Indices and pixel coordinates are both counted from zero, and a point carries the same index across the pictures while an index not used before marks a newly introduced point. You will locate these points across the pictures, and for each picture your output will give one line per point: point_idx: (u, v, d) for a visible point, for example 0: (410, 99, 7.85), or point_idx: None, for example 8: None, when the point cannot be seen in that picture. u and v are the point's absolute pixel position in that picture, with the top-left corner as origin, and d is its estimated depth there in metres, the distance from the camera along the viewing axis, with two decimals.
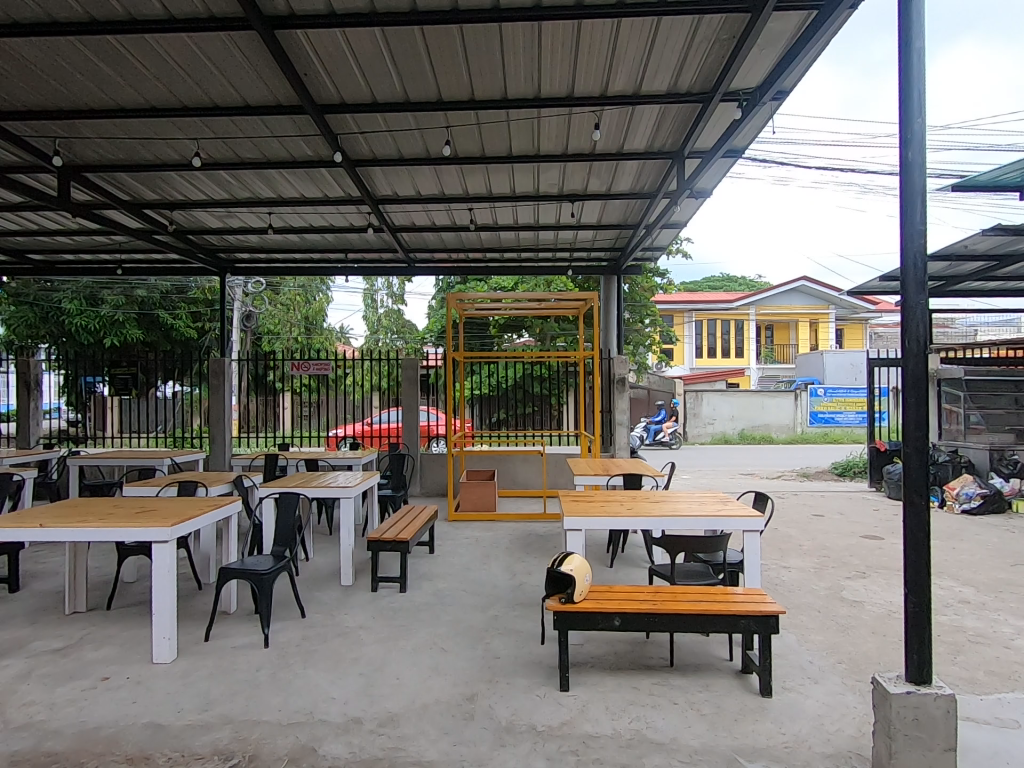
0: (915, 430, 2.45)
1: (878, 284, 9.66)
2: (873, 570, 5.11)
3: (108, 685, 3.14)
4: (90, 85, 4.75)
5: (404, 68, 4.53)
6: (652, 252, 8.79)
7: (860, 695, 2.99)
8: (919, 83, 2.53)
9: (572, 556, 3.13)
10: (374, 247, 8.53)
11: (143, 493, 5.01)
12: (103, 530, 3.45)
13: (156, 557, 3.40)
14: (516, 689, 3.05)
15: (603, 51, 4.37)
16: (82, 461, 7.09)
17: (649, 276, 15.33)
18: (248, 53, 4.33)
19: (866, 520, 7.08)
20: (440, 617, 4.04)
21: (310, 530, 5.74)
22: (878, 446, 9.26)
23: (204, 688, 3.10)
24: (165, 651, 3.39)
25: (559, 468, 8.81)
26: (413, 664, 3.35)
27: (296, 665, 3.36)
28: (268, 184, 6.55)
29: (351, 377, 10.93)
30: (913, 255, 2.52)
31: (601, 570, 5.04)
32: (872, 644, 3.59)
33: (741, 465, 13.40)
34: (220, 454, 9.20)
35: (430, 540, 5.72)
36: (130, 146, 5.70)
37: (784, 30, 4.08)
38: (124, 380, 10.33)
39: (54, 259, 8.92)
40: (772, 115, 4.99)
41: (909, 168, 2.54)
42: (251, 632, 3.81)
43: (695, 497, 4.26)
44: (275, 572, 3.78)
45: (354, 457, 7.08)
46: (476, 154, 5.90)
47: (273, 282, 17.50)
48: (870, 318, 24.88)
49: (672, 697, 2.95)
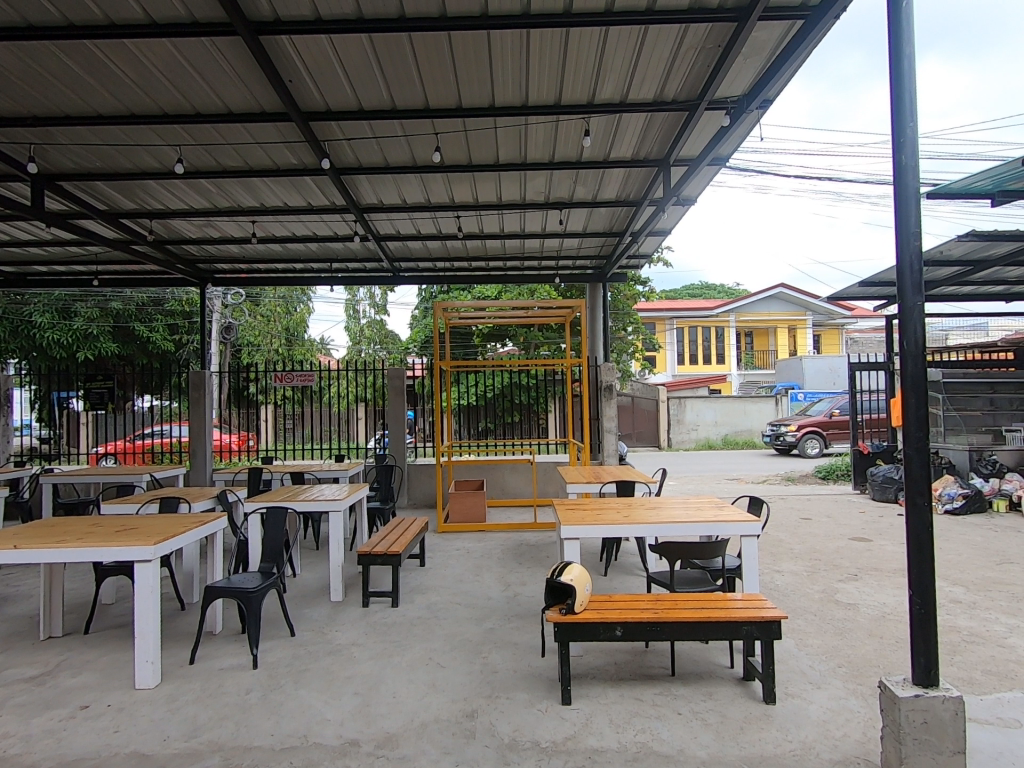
0: (915, 431, 2.45)
1: (858, 290, 9.80)
2: (865, 572, 5.13)
3: (87, 713, 3.00)
4: (66, 91, 4.64)
5: (392, 75, 4.48)
6: (637, 260, 8.83)
7: (863, 700, 2.96)
8: (910, 88, 2.55)
9: (571, 566, 3.07)
10: (359, 256, 8.46)
11: (122, 511, 4.83)
12: (82, 550, 3.32)
13: (139, 578, 3.28)
14: (517, 704, 2.98)
15: (591, 59, 4.37)
16: (56, 478, 6.88)
17: (632, 285, 15.50)
18: (231, 59, 4.27)
19: (854, 523, 7.12)
20: (434, 631, 3.95)
21: (297, 546, 5.61)
22: (862, 448, 9.39)
23: (192, 714, 2.98)
24: (148, 676, 3.25)
25: (549, 476, 8.75)
26: (409, 682, 3.26)
27: (287, 686, 3.25)
28: (250, 193, 6.46)
29: (334, 389, 10.83)
30: (909, 257, 2.52)
31: (596, 579, 4.99)
32: (870, 647, 3.58)
33: (728, 471, 13.47)
34: (201, 469, 8.95)
35: (422, 553, 5.62)
36: (108, 153, 5.57)
37: (770, 38, 4.10)
38: (100, 394, 10.07)
39: (25, 271, 8.70)
40: (758, 123, 5.03)
41: (903, 170, 2.54)
42: (239, 653, 3.68)
43: (691, 503, 4.23)
44: (263, 590, 3.66)
45: (341, 470, 6.96)
46: (463, 162, 5.86)
47: (252, 293, 17.32)
48: (846, 324, 25.25)
49: (676, 707, 2.91)
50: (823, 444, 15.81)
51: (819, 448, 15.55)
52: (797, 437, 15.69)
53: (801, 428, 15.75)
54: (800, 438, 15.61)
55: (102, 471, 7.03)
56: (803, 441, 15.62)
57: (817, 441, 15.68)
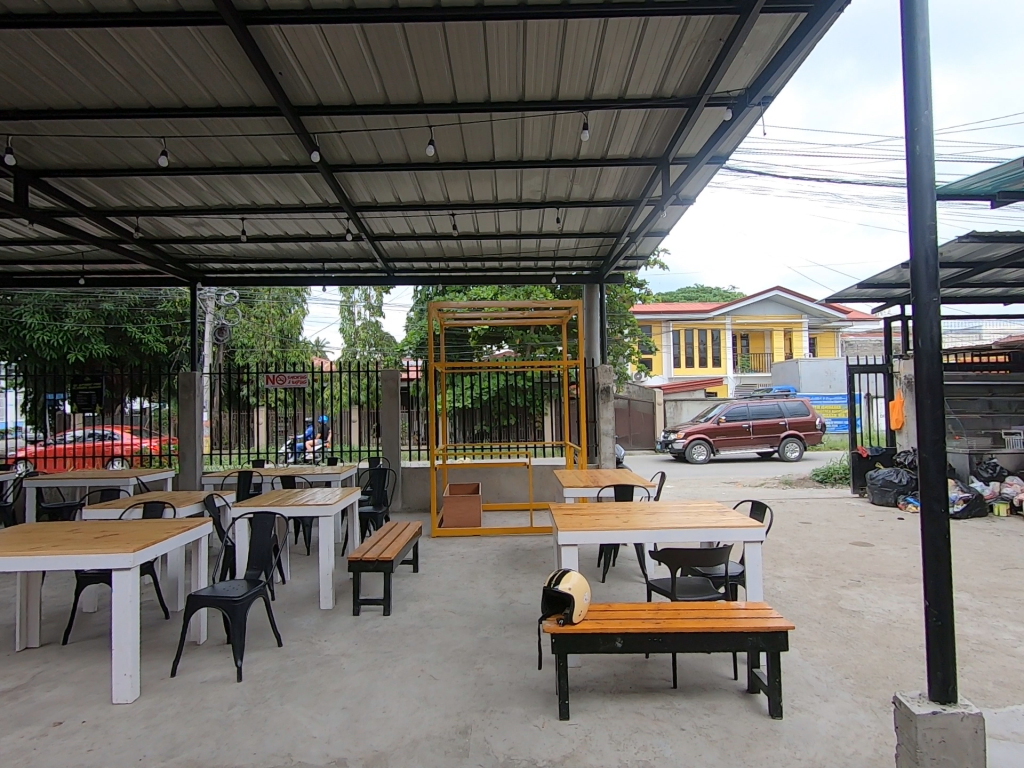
0: (931, 433, 2.34)
1: (856, 292, 9.71)
2: (868, 578, 5.02)
3: (60, 731, 2.86)
4: (48, 82, 4.51)
5: (385, 67, 4.36)
6: (634, 261, 8.73)
7: (873, 714, 2.83)
8: (924, 74, 2.45)
9: (569, 574, 2.95)
10: (352, 255, 8.31)
11: (105, 516, 4.67)
12: (59, 558, 3.18)
13: (117, 587, 3.13)
14: (513, 719, 2.85)
15: (589, 53, 4.26)
16: (42, 481, 6.71)
17: (628, 287, 15.45)
18: (218, 50, 4.16)
19: (854, 527, 7.03)
20: (427, 641, 3.81)
21: (287, 552, 5.46)
22: (861, 451, 9.26)
23: (171, 731, 2.84)
24: (127, 689, 3.11)
25: (545, 480, 8.62)
26: (400, 695, 3.12)
27: (273, 700, 3.11)
28: (240, 190, 6.32)
29: (328, 390, 10.68)
30: (924, 251, 2.42)
31: (594, 586, 4.87)
32: (878, 656, 3.46)
33: (726, 474, 13.39)
34: (190, 473, 8.78)
35: (415, 559, 5.48)
36: (94, 147, 5.44)
37: (772, 32, 4.00)
38: (88, 396, 9.89)
39: (10, 271, 8.52)
40: (759, 119, 4.92)
41: (917, 160, 2.44)
42: (223, 665, 3.54)
43: (692, 508, 4.11)
44: (248, 598, 3.53)
45: (334, 473, 6.79)
46: (458, 158, 5.73)
47: (246, 294, 17.17)
48: (842, 327, 25.25)
49: (679, 722, 2.78)
50: (709, 449, 15.75)
51: (706, 454, 15.52)
52: (684, 444, 15.71)
53: (687, 434, 15.71)
54: (686, 445, 15.57)
55: (90, 474, 6.85)
56: (689, 447, 15.59)
57: (703, 446, 15.65)
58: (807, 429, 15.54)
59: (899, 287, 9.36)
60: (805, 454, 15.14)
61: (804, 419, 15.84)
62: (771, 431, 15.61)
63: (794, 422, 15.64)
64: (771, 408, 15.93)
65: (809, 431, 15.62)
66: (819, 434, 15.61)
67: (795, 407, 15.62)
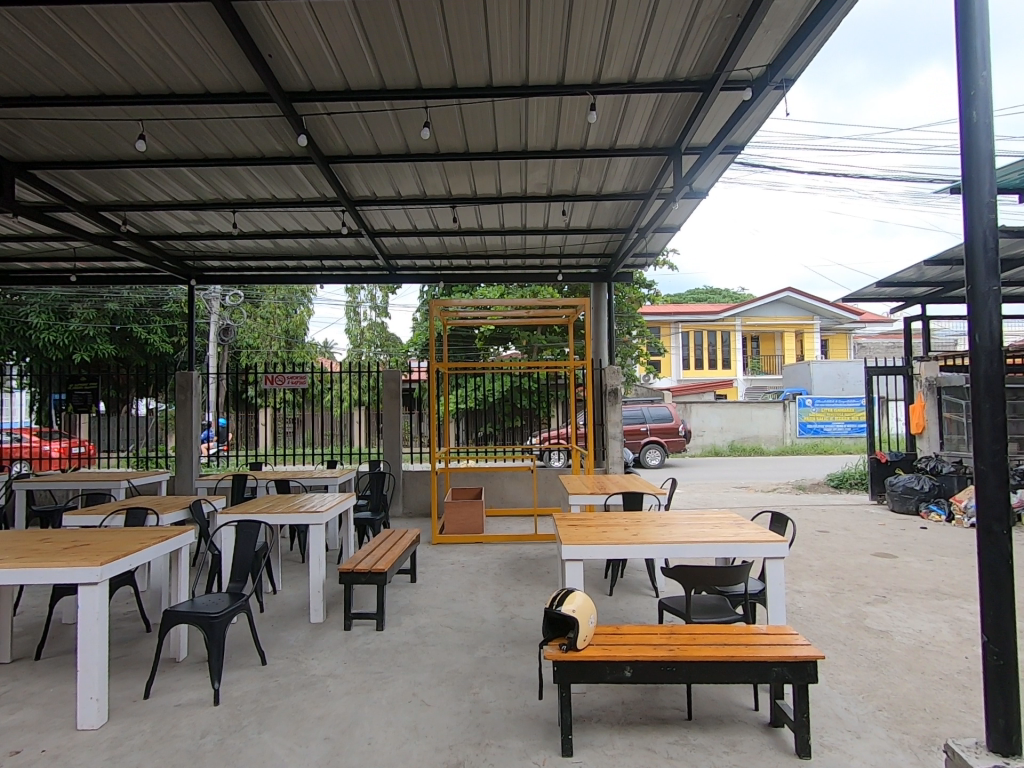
0: (990, 443, 2.24)
1: (874, 291, 9.36)
2: (894, 593, 4.70)
3: (15, 763, 2.61)
4: (28, 67, 4.29)
5: (379, 50, 4.10)
6: (643, 259, 8.43)
7: (913, 754, 2.53)
8: (982, 35, 2.34)
9: (574, 594, 2.67)
10: (353, 252, 8.07)
11: (85, 524, 4.43)
12: (22, 571, 2.92)
13: (83, 603, 2.86)
14: (510, 756, 2.57)
15: (595, 34, 3.99)
16: (32, 483, 6.49)
17: (637, 288, 15.17)
18: (203, 30, 3.90)
19: (876, 536, 6.71)
20: (420, 661, 3.54)
21: (278, 560, 5.21)
22: (880, 457, 8.91)
23: (134, 763, 2.59)
24: (92, 715, 2.86)
25: (550, 484, 8.36)
26: (388, 724, 2.86)
27: (249, 728, 2.85)
28: (234, 182, 6.09)
29: (332, 391, 10.43)
30: (982, 233, 2.32)
31: (601, 600, 4.59)
32: (912, 685, 3.16)
33: (736, 479, 13.08)
34: (186, 476, 8.57)
35: (412, 568, 5.22)
36: (80, 136, 5.21)
37: (793, 9, 3.68)
38: (83, 396, 9.71)
39: (8, 269, 8.36)
40: (777, 104, 4.62)
41: (973, 129, 2.34)
42: (200, 686, 3.28)
43: (709, 520, 3.82)
44: (228, 614, 3.26)
45: (330, 478, 6.54)
46: (459, 148, 5.47)
47: (252, 294, 16.99)
48: (855, 329, 24.77)
49: (695, 762, 2.49)
50: None
51: None
52: None
53: None
54: None
55: (78, 478, 6.60)
56: None
57: None
58: (669, 435, 15.37)
59: (920, 286, 9.01)
60: (663, 460, 14.98)
61: (667, 425, 15.66)
62: (631, 436, 15.36)
63: (656, 427, 15.49)
64: (635, 414, 15.79)
65: (670, 437, 15.40)
66: (683, 441, 15.39)
67: (658, 412, 15.42)
